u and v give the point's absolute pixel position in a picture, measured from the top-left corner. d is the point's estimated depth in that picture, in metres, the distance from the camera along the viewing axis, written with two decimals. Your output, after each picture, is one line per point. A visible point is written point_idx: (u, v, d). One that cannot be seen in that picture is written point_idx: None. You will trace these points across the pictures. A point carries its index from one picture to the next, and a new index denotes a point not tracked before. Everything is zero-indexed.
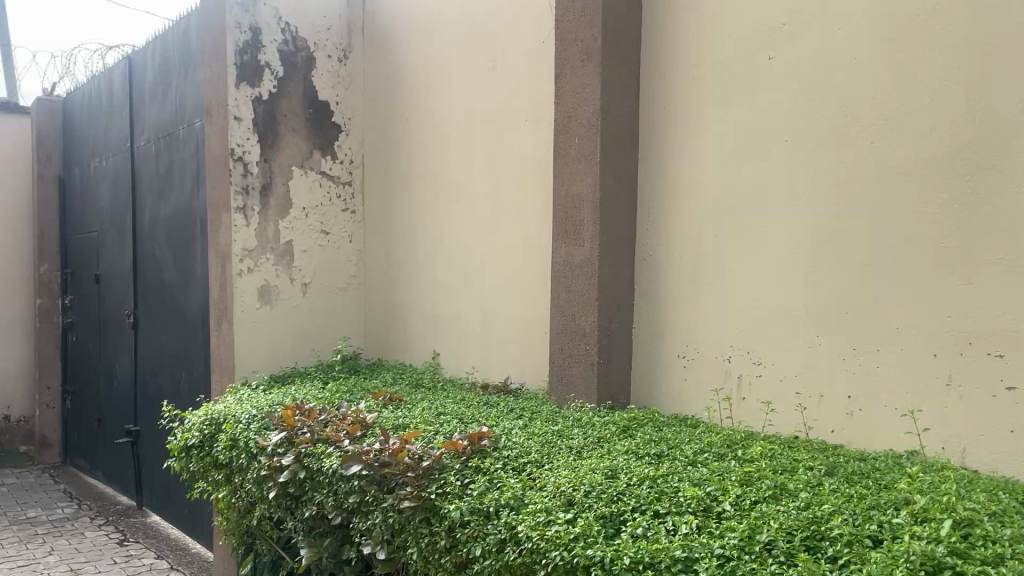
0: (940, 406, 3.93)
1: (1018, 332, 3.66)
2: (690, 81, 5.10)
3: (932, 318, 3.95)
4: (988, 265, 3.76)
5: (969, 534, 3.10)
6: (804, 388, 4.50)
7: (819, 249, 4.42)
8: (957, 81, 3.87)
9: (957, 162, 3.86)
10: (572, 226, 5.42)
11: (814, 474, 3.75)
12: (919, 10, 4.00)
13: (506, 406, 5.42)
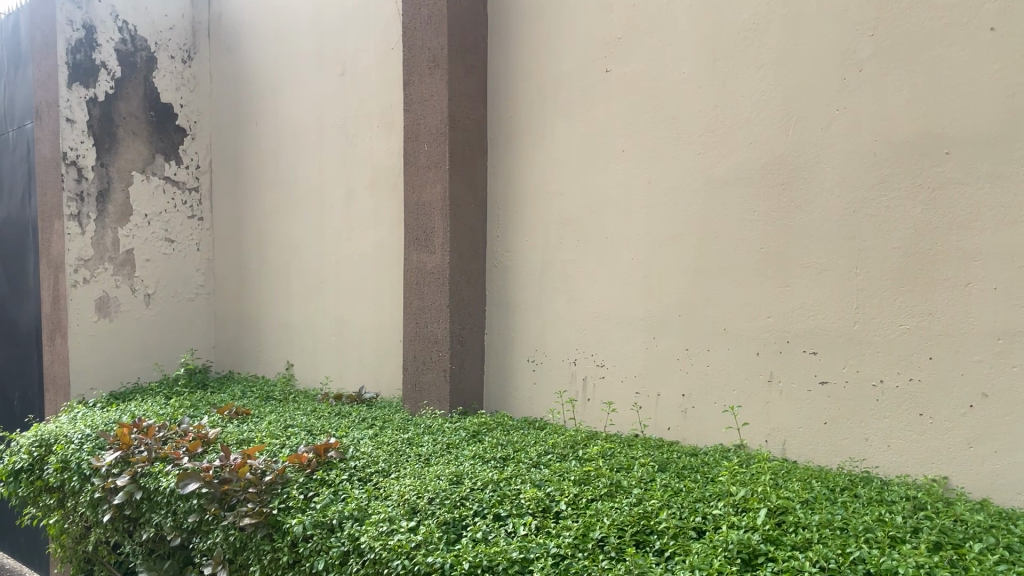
0: (762, 401, 4.19)
1: (829, 330, 3.94)
2: (534, 91, 5.22)
3: (756, 319, 4.20)
4: (801, 269, 4.03)
5: (783, 521, 3.30)
6: (643, 388, 4.68)
7: (655, 255, 4.61)
8: (773, 96, 4.14)
9: (774, 172, 4.13)
10: (423, 233, 5.42)
11: (647, 471, 3.92)
12: (738, 28, 4.26)
13: (357, 416, 5.35)
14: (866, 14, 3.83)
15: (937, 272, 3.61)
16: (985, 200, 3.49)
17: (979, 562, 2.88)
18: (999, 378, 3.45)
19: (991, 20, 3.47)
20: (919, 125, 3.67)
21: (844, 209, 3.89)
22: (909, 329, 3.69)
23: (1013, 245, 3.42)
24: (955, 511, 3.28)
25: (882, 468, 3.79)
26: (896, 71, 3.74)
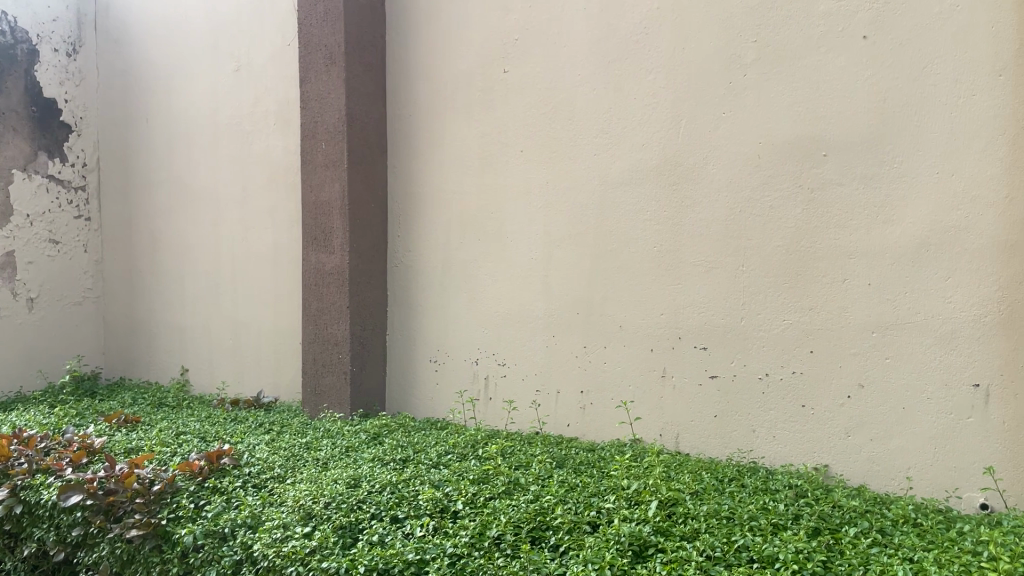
0: (657, 396, 4.29)
1: (718, 326, 4.07)
2: (433, 90, 5.20)
3: (649, 316, 4.30)
4: (692, 267, 4.15)
5: (673, 513, 3.39)
6: (543, 386, 4.73)
7: (553, 254, 4.67)
8: (664, 98, 4.24)
9: (665, 173, 4.24)
10: (321, 233, 5.33)
11: (545, 468, 3.96)
12: (630, 31, 4.35)
13: (254, 421, 5.23)
14: (750, 20, 3.96)
15: (817, 269, 3.77)
16: (860, 200, 3.67)
17: (853, 545, 3.00)
18: (874, 369, 3.63)
19: (864, 28, 3.64)
20: (799, 128, 3.83)
21: (731, 208, 4.02)
22: (792, 324, 3.85)
23: (885, 243, 3.60)
24: (833, 497, 3.42)
25: (768, 458, 3.94)
26: (778, 76, 3.88)
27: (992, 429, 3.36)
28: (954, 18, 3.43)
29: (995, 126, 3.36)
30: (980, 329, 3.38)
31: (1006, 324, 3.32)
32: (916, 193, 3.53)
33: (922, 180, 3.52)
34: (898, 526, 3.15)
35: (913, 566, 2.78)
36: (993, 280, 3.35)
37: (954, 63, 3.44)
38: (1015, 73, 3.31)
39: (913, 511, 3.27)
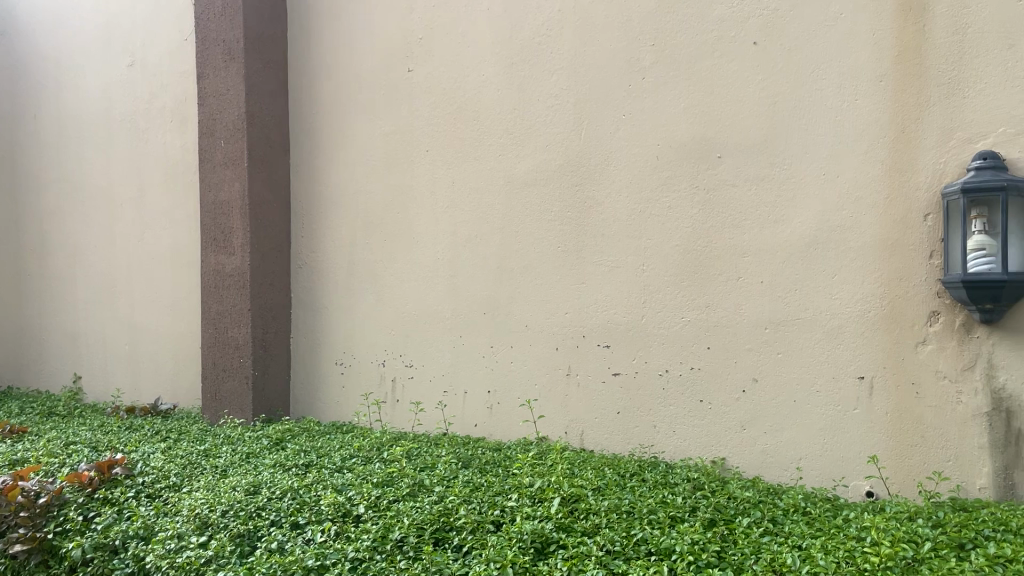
0: (562, 394, 4.32)
1: (620, 325, 4.13)
2: (336, 88, 5.12)
3: (554, 315, 4.33)
4: (595, 266, 4.21)
5: (575, 509, 3.41)
6: (450, 386, 4.69)
7: (459, 255, 4.65)
8: (566, 100, 4.29)
9: (568, 174, 4.28)
10: (221, 234, 5.20)
11: (450, 468, 3.91)
12: (533, 33, 4.38)
13: (150, 429, 5.04)
14: (648, 25, 4.05)
15: (714, 268, 3.88)
16: (753, 201, 3.79)
17: (746, 535, 3.09)
18: (767, 365, 3.75)
19: (755, 34, 3.77)
20: (695, 132, 3.93)
21: (633, 208, 4.10)
22: (690, 321, 3.94)
23: (777, 242, 3.73)
24: (728, 489, 3.52)
25: (668, 453, 4.01)
26: (674, 79, 3.98)
27: (876, 420, 3.50)
28: (837, 26, 3.59)
29: (876, 130, 3.51)
30: (865, 324, 3.53)
31: (888, 318, 3.48)
32: (804, 194, 3.67)
33: (809, 182, 3.65)
34: (789, 515, 3.25)
35: (801, 553, 2.88)
36: (876, 277, 3.50)
37: (838, 69, 3.59)
38: (893, 79, 3.48)
39: (803, 500, 3.39)
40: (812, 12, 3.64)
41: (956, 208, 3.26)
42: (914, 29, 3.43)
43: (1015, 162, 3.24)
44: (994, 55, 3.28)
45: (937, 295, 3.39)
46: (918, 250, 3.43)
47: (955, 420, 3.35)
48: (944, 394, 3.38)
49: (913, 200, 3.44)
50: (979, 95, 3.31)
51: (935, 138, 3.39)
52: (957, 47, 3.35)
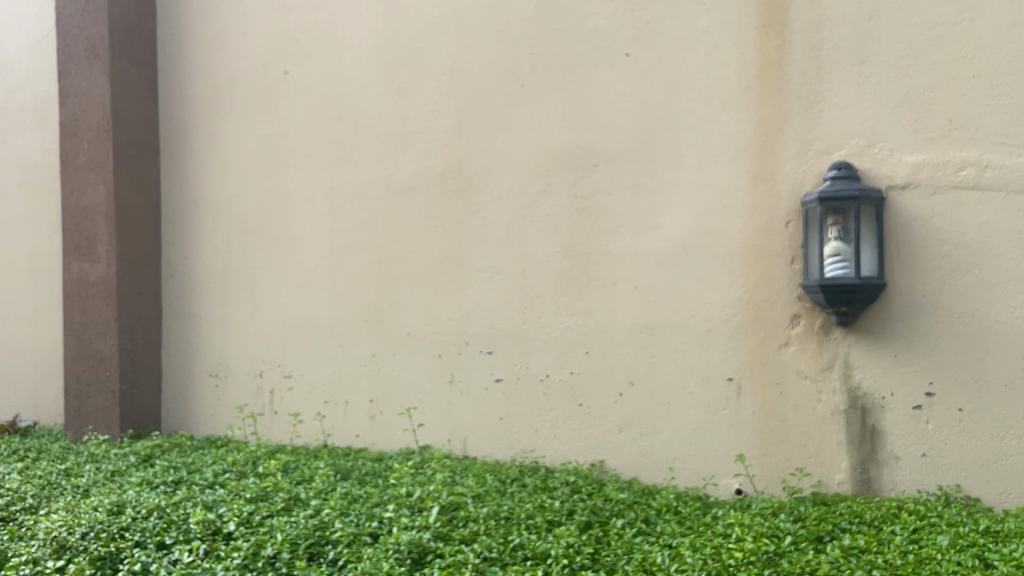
0: (445, 402, 4.28)
1: (502, 331, 4.14)
2: (209, 89, 4.94)
3: (436, 323, 4.30)
4: (477, 273, 4.20)
5: (454, 517, 3.35)
6: (330, 396, 4.58)
7: (338, 262, 4.56)
8: (446, 106, 4.28)
9: (449, 180, 4.27)
10: (85, 240, 4.95)
11: (328, 480, 3.79)
12: (412, 38, 4.36)
13: (7, 449, 4.72)
14: (525, 33, 4.09)
15: (591, 274, 3.94)
16: (628, 208, 3.87)
17: (620, 536, 3.15)
18: (642, 368, 3.83)
19: (628, 45, 3.86)
20: (572, 140, 3.98)
21: (513, 215, 4.12)
22: (569, 326, 3.99)
23: (651, 249, 3.82)
24: (604, 491, 3.57)
25: (549, 457, 4.03)
26: (551, 88, 4.03)
27: (744, 420, 3.64)
28: (704, 39, 3.71)
29: (741, 140, 3.65)
30: (733, 328, 3.65)
31: (753, 322, 3.62)
32: (675, 202, 3.77)
33: (680, 190, 3.76)
34: (661, 515, 3.33)
35: (671, 552, 2.95)
36: (742, 282, 3.64)
37: (706, 82, 3.71)
38: (757, 92, 3.62)
39: (675, 500, 3.48)
40: (681, 25, 3.76)
41: (813, 215, 3.43)
42: (774, 45, 3.59)
43: (866, 172, 3.42)
44: (846, 71, 3.47)
45: (797, 299, 3.55)
46: (780, 255, 3.58)
47: (815, 418, 3.52)
48: (805, 394, 3.54)
49: (775, 209, 3.59)
50: (834, 108, 3.49)
51: (795, 149, 3.56)
52: (813, 62, 3.53)
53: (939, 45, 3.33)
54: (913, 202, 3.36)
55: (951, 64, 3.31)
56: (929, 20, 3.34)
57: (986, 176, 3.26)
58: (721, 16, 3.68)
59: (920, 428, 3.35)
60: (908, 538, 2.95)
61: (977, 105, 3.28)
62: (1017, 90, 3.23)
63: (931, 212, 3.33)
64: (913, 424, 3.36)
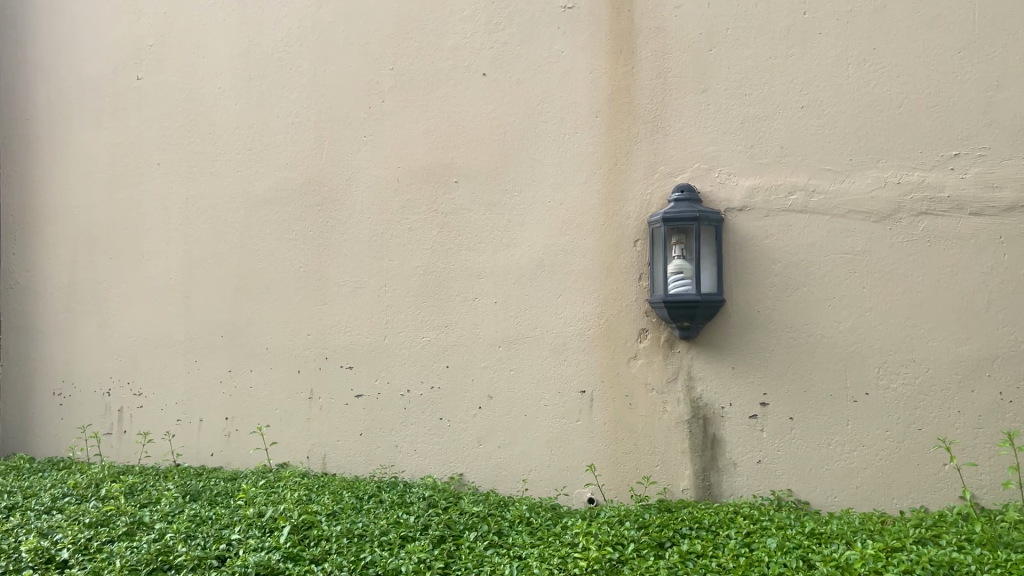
0: (305, 418, 4.20)
1: (361, 345, 4.10)
2: (57, 93, 4.75)
3: (295, 338, 4.22)
4: (336, 287, 4.16)
5: (305, 537, 3.25)
6: (183, 414, 4.43)
7: (193, 275, 4.42)
8: (306, 118, 4.23)
9: (309, 194, 4.22)
10: None
11: (175, 504, 3.65)
12: (272, 49, 4.31)
13: None
14: (386, 49, 4.11)
15: (451, 289, 3.97)
16: (486, 225, 3.93)
17: (471, 549, 3.16)
18: (500, 382, 3.89)
19: (485, 66, 3.95)
20: (431, 156, 4.02)
21: (373, 230, 4.10)
22: (430, 341, 4.00)
23: (509, 264, 3.89)
24: (460, 505, 3.58)
25: (408, 472, 4.02)
26: (412, 104, 4.06)
27: (596, 430, 3.76)
28: (559, 63, 3.85)
29: (594, 161, 3.79)
30: (586, 342, 3.78)
31: (604, 336, 3.75)
32: (531, 219, 3.87)
33: (537, 208, 3.86)
34: (514, 526, 3.38)
35: (519, 563, 3.00)
36: (594, 298, 3.77)
37: (561, 103, 3.84)
38: (607, 115, 3.77)
39: (528, 510, 3.54)
40: (536, 48, 3.88)
41: (658, 235, 3.59)
42: (624, 70, 3.75)
43: (707, 194, 3.61)
44: (690, 99, 3.66)
45: (645, 314, 3.71)
46: (629, 272, 3.73)
47: (661, 428, 3.67)
48: (652, 405, 3.69)
49: (624, 228, 3.74)
50: (678, 133, 3.67)
51: (643, 171, 3.72)
52: (660, 88, 3.70)
53: (771, 77, 3.56)
54: (749, 223, 3.56)
55: (782, 95, 3.54)
56: (763, 53, 3.57)
57: (813, 200, 3.48)
58: (575, 41, 3.82)
59: (756, 436, 3.54)
60: (741, 541, 3.10)
61: (806, 133, 3.51)
62: (840, 121, 3.47)
63: (765, 233, 3.54)
64: (749, 432, 3.55)
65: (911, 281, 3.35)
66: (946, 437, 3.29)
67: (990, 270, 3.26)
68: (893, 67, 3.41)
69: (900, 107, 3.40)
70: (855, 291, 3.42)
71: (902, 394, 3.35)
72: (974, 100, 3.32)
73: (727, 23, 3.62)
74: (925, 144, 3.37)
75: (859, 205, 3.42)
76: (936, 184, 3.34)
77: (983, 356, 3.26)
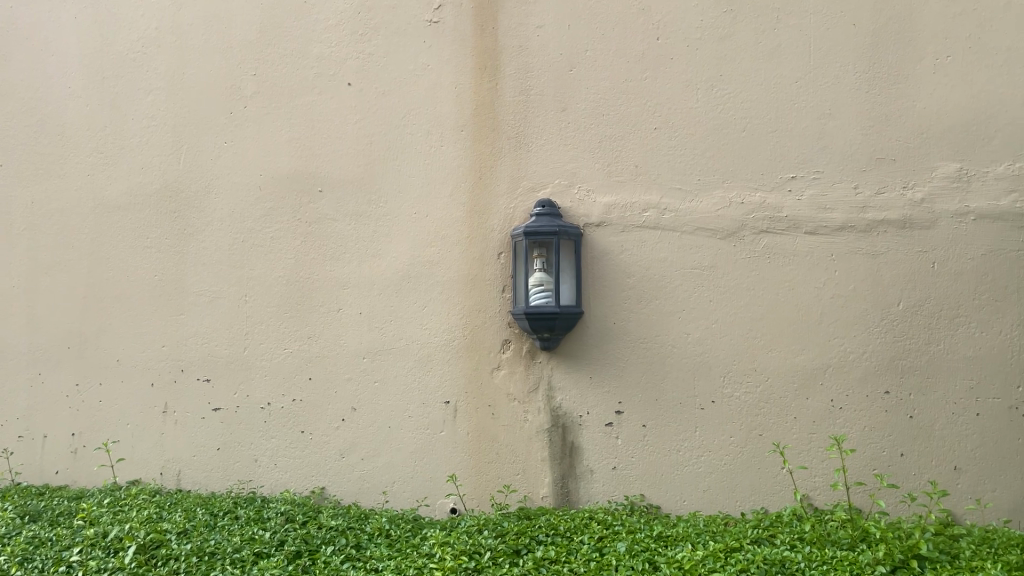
0: (158, 433, 4.05)
1: (219, 357, 3.99)
2: None
3: (149, 349, 4.06)
4: (193, 296, 4.03)
5: (153, 557, 3.13)
6: (26, 431, 4.19)
7: (38, 283, 4.19)
8: (163, 121, 4.09)
9: (165, 200, 4.08)
10: None
11: (12, 526, 3.45)
12: (126, 49, 4.15)
13: None
14: (248, 54, 4.03)
15: (314, 299, 3.92)
16: (350, 235, 3.90)
17: (327, 564, 3.13)
18: (363, 394, 3.87)
19: (350, 76, 3.94)
20: (294, 165, 3.96)
21: (233, 238, 4.00)
22: (292, 352, 3.93)
23: (373, 275, 3.88)
24: (318, 519, 3.53)
25: (267, 487, 3.94)
26: (275, 111, 3.99)
27: (459, 441, 3.79)
28: (424, 76, 3.88)
29: (458, 174, 3.83)
30: (449, 353, 3.81)
31: (468, 347, 3.79)
32: (396, 230, 3.87)
33: (402, 219, 3.86)
34: (372, 539, 3.36)
35: None
36: (458, 309, 3.80)
37: (426, 117, 3.87)
38: (472, 129, 3.83)
39: (388, 522, 3.53)
40: (403, 60, 3.90)
41: (520, 248, 3.65)
42: (488, 86, 3.82)
43: (567, 210, 3.72)
44: (551, 117, 3.76)
45: (508, 325, 3.77)
46: (492, 284, 3.79)
47: (522, 437, 3.74)
48: (513, 415, 3.75)
49: (488, 240, 3.80)
50: (540, 150, 3.77)
51: (506, 185, 3.79)
52: (523, 104, 3.79)
53: (628, 99, 3.71)
54: (606, 238, 3.69)
55: (637, 116, 3.70)
56: (620, 75, 3.72)
57: (665, 217, 3.64)
58: (440, 55, 3.86)
59: (612, 443, 3.66)
60: (594, 546, 3.19)
61: (659, 154, 3.67)
62: (690, 142, 3.65)
63: (622, 248, 3.67)
64: (606, 440, 3.67)
65: (753, 295, 3.56)
66: (780, 443, 3.50)
67: (822, 285, 3.51)
68: (738, 93, 3.62)
69: (745, 131, 3.61)
70: (702, 304, 3.60)
71: (744, 402, 3.55)
72: (809, 127, 3.56)
73: (586, 44, 3.75)
74: (766, 166, 3.59)
75: (707, 223, 3.60)
76: (776, 204, 3.56)
77: (816, 365, 3.50)
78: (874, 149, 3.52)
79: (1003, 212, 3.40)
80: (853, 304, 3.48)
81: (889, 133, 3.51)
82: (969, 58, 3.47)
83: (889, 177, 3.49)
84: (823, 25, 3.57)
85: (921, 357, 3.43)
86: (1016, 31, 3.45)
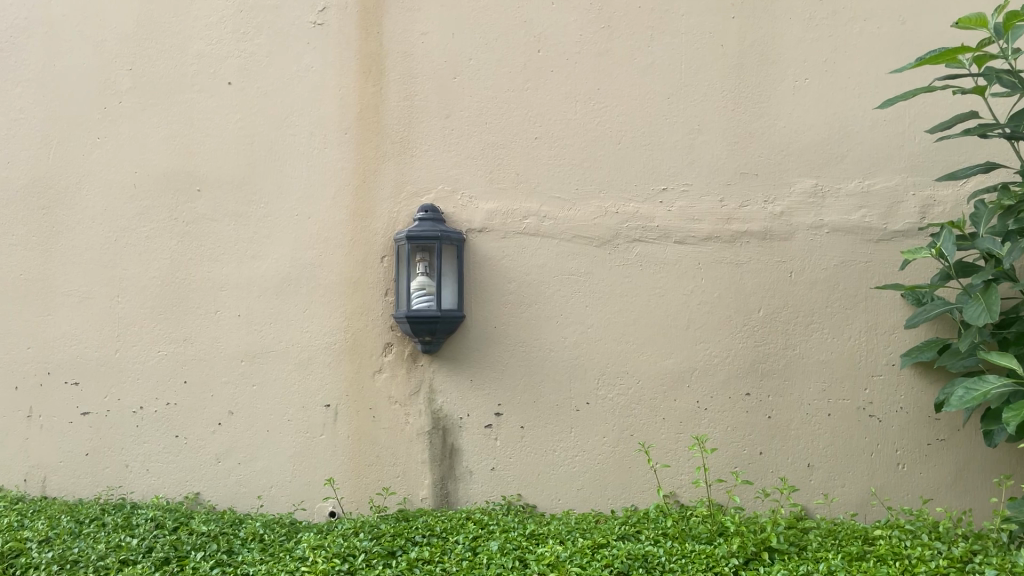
0: (22, 439, 3.90)
1: (89, 359, 3.87)
2: None
3: (13, 351, 3.90)
4: (61, 296, 3.90)
5: (11, 567, 3.03)
6: None
7: None
8: (32, 115, 3.95)
9: (32, 196, 3.93)
10: None
11: None
12: None
13: None
14: (124, 48, 3.93)
15: (191, 301, 3.85)
16: (229, 237, 3.85)
17: (196, 570, 3.09)
18: (241, 397, 3.82)
19: (231, 75, 3.89)
20: (172, 163, 3.88)
21: (105, 237, 3.89)
22: (166, 354, 3.85)
23: (252, 278, 3.84)
24: (190, 524, 3.47)
25: (138, 493, 3.85)
26: (152, 107, 3.90)
27: (338, 444, 3.79)
28: (307, 78, 3.87)
29: (341, 177, 3.84)
30: (330, 356, 3.80)
31: (348, 350, 3.80)
32: (277, 232, 3.84)
33: (282, 221, 3.84)
34: (245, 544, 3.33)
35: None
36: (338, 312, 3.81)
37: (309, 119, 3.86)
38: (356, 132, 3.84)
39: (262, 527, 3.50)
40: (286, 61, 3.88)
41: (402, 251, 3.67)
42: (372, 90, 3.84)
43: (449, 215, 3.78)
44: (434, 123, 3.82)
45: (389, 328, 3.80)
46: (373, 287, 3.80)
47: (402, 439, 3.78)
48: (393, 417, 3.78)
49: (370, 243, 3.81)
50: (423, 155, 3.81)
51: (389, 189, 3.82)
52: (407, 110, 3.83)
53: (508, 108, 3.80)
54: (486, 243, 3.77)
55: (517, 125, 3.79)
56: (502, 85, 3.80)
57: (544, 224, 3.75)
58: (324, 57, 3.86)
59: (491, 445, 3.74)
60: (467, 545, 3.25)
61: (539, 163, 3.78)
62: (568, 153, 3.77)
63: (502, 254, 3.76)
64: (484, 442, 3.74)
65: (626, 301, 3.70)
66: (647, 443, 3.66)
67: (690, 293, 3.68)
68: (614, 106, 3.77)
69: (619, 143, 3.76)
70: (578, 309, 3.72)
71: (616, 403, 3.69)
72: (679, 141, 3.74)
73: (469, 53, 3.82)
74: (639, 177, 3.74)
75: (583, 231, 3.73)
76: (648, 214, 3.72)
77: (683, 368, 3.66)
78: (738, 164, 3.71)
79: (854, 226, 3.65)
80: (718, 311, 3.67)
81: (753, 150, 3.71)
82: (825, 81, 3.71)
83: (753, 191, 3.70)
84: (693, 44, 3.75)
85: (779, 361, 3.64)
86: (867, 58, 3.71)
